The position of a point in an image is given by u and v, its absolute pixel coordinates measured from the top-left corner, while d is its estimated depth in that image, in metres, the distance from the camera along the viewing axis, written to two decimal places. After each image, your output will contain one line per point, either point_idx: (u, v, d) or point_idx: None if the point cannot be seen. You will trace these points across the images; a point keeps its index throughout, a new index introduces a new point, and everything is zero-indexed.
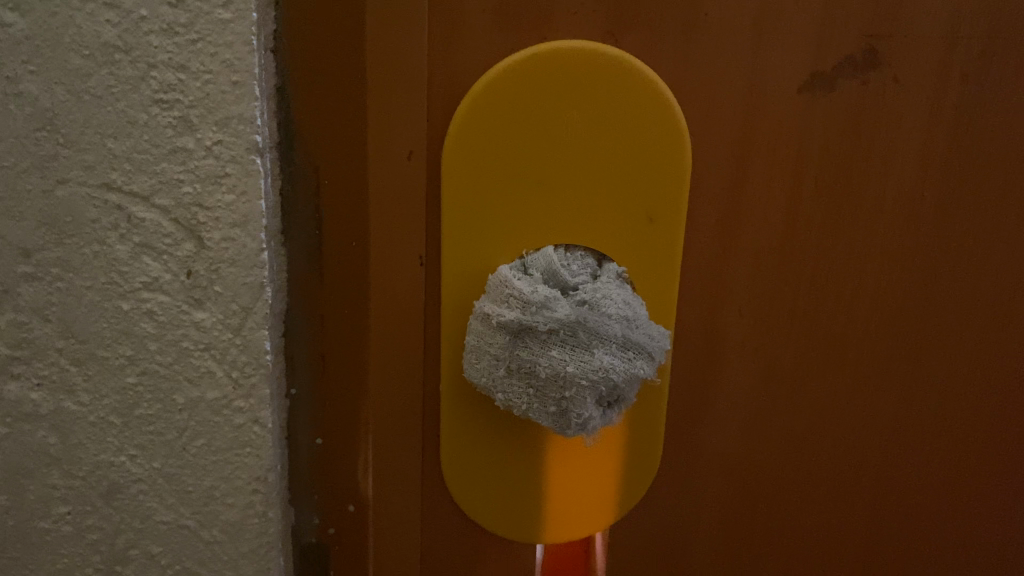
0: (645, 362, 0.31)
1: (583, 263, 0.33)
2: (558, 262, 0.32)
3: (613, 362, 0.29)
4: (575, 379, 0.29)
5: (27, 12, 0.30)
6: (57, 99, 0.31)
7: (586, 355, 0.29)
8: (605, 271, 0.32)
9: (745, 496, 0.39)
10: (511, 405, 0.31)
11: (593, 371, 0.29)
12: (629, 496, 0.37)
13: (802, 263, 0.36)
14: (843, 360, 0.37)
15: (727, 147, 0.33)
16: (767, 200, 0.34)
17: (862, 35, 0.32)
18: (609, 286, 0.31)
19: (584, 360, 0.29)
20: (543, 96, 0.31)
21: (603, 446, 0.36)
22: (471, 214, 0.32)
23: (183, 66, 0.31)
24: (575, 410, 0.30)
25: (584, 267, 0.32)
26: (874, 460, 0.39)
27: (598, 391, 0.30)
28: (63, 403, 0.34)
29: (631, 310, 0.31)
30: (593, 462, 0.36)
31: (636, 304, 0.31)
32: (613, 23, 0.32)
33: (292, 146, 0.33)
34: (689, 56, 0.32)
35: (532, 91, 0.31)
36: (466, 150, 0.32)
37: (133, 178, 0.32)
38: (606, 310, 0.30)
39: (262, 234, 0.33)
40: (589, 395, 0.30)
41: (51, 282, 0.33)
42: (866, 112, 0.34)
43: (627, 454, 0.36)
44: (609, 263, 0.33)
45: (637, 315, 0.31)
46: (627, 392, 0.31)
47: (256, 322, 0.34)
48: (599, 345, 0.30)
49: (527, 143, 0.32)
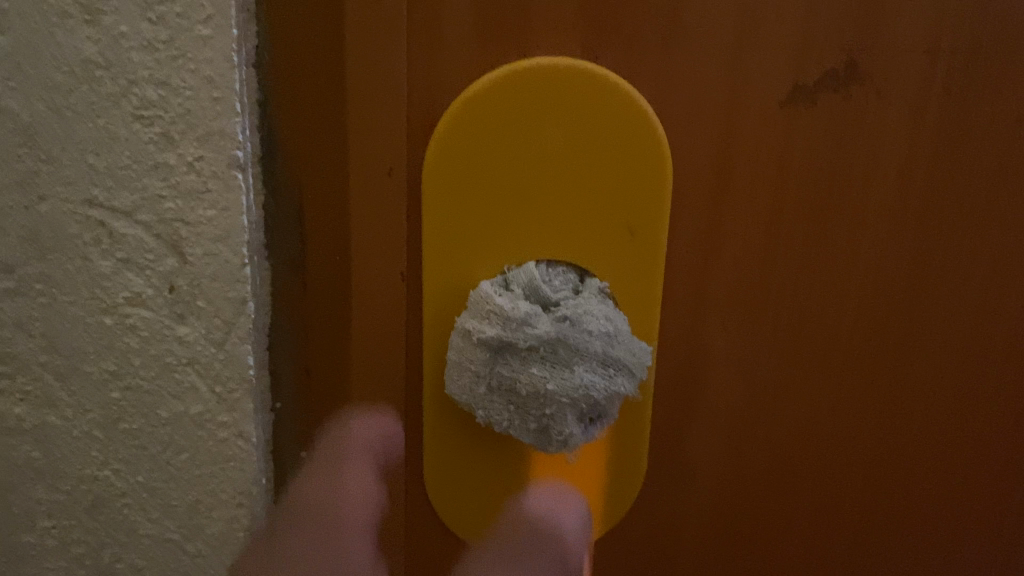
0: (626, 379, 0.31)
1: (565, 279, 0.33)
2: (540, 278, 0.32)
3: (592, 379, 0.30)
4: (555, 396, 0.30)
5: (8, 30, 0.30)
6: (38, 115, 0.31)
7: (567, 372, 0.30)
8: (586, 286, 0.33)
9: (732, 508, 0.39)
10: (492, 422, 0.31)
11: (573, 389, 0.30)
12: (614, 512, 0.37)
13: (788, 273, 0.36)
14: (829, 371, 0.37)
15: (709, 162, 0.34)
16: (751, 214, 0.34)
17: (843, 49, 0.32)
18: (590, 302, 0.31)
19: (564, 377, 0.30)
20: (524, 112, 0.32)
21: (586, 461, 0.36)
22: (453, 227, 0.33)
23: (163, 82, 0.30)
24: (555, 428, 0.30)
25: (565, 282, 0.33)
26: (860, 472, 0.39)
27: (578, 409, 0.30)
28: (46, 417, 0.35)
29: (612, 326, 0.31)
30: (576, 477, 0.36)
31: (617, 319, 0.31)
32: (592, 37, 0.32)
33: (274, 160, 0.33)
34: (671, 70, 0.32)
35: (514, 107, 0.32)
36: (447, 163, 0.32)
37: (116, 194, 0.32)
38: (587, 327, 0.30)
39: (245, 249, 0.33)
40: (570, 412, 0.30)
41: (35, 297, 0.33)
42: (848, 125, 0.34)
43: (610, 470, 0.36)
44: (590, 279, 0.33)
45: (618, 331, 0.31)
46: (608, 408, 0.31)
47: (238, 338, 0.33)
48: (579, 362, 0.30)
49: (509, 158, 0.32)
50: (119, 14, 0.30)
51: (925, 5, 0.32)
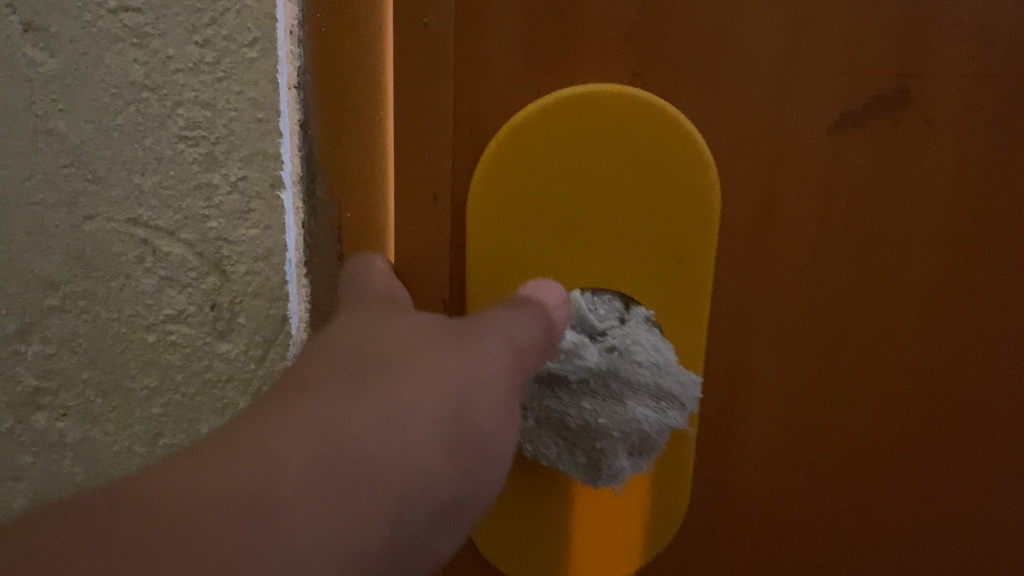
0: (678, 412, 0.33)
1: (610, 306, 0.34)
2: (585, 306, 0.34)
3: (645, 413, 0.33)
4: (606, 430, 0.33)
5: (58, 52, 0.30)
6: (86, 136, 0.31)
7: (619, 406, 0.33)
8: (633, 315, 0.34)
9: (767, 530, 0.39)
10: (542, 456, 0.34)
11: (624, 422, 0.33)
12: (653, 546, 0.37)
13: (827, 304, 0.36)
14: (872, 396, 0.37)
15: (754, 182, 0.34)
16: (797, 235, 0.35)
17: (891, 75, 0.33)
18: (637, 331, 0.33)
19: (616, 411, 0.33)
20: (575, 137, 0.33)
21: (627, 495, 0.36)
22: (500, 250, 0.34)
23: (209, 104, 0.31)
24: (607, 461, 0.33)
25: (611, 310, 0.34)
26: (896, 498, 0.39)
27: (630, 442, 0.33)
28: (88, 433, 0.35)
29: (661, 357, 0.33)
30: (617, 511, 0.36)
31: (665, 348, 0.33)
32: (640, 66, 0.33)
33: (313, 181, 0.33)
34: (716, 92, 0.33)
35: (566, 131, 0.33)
36: (497, 183, 0.33)
37: (160, 214, 0.32)
38: (636, 358, 0.33)
39: (288, 266, 0.33)
40: (620, 446, 0.33)
41: (79, 314, 0.34)
42: (895, 150, 0.34)
43: (651, 505, 0.36)
44: (636, 307, 0.34)
45: (667, 362, 0.33)
46: (659, 441, 0.33)
47: (279, 355, 0.34)
48: (630, 396, 0.33)
49: (559, 182, 0.33)
50: (166, 37, 0.30)
51: (973, 30, 0.32)
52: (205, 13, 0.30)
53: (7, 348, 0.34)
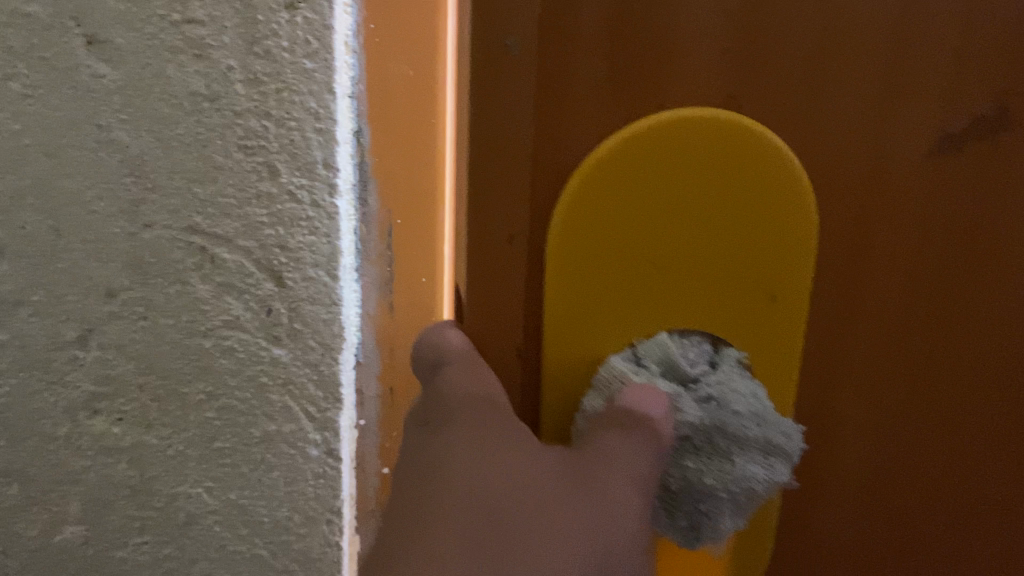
0: (783, 465, 0.36)
1: (700, 350, 0.38)
2: (675, 350, 0.37)
3: (754, 470, 0.36)
4: (716, 487, 0.36)
5: (120, 64, 0.31)
6: (145, 145, 0.32)
7: (727, 463, 0.36)
8: (724, 357, 0.37)
9: (857, 536, 0.42)
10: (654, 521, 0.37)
11: (733, 479, 0.35)
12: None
13: (916, 312, 0.38)
14: (966, 403, 0.39)
15: (844, 198, 0.37)
16: (893, 242, 0.37)
17: (997, 92, 0.35)
18: (732, 376, 0.36)
19: (725, 469, 0.36)
20: (658, 168, 0.36)
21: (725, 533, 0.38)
22: (580, 287, 0.37)
23: (267, 114, 0.32)
24: (711, 521, 0.36)
25: (700, 353, 0.38)
26: (984, 503, 0.41)
27: (735, 501, 0.36)
28: (143, 437, 0.36)
29: (759, 406, 0.36)
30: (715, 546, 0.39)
31: (761, 395, 0.36)
32: (735, 86, 0.35)
33: (367, 189, 0.34)
34: (818, 107, 0.35)
35: (649, 164, 0.36)
36: (577, 217, 0.36)
37: (218, 221, 0.33)
38: (734, 409, 0.36)
39: (341, 272, 0.34)
40: (727, 504, 0.36)
41: (135, 321, 0.34)
42: (990, 169, 0.36)
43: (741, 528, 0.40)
44: (726, 350, 0.38)
45: (766, 412, 0.36)
46: (762, 496, 0.36)
47: (335, 359, 0.34)
48: (737, 451, 0.36)
49: (650, 209, 0.36)
50: (227, 48, 0.31)
51: None
52: (264, 25, 0.31)
53: (63, 354, 0.34)
